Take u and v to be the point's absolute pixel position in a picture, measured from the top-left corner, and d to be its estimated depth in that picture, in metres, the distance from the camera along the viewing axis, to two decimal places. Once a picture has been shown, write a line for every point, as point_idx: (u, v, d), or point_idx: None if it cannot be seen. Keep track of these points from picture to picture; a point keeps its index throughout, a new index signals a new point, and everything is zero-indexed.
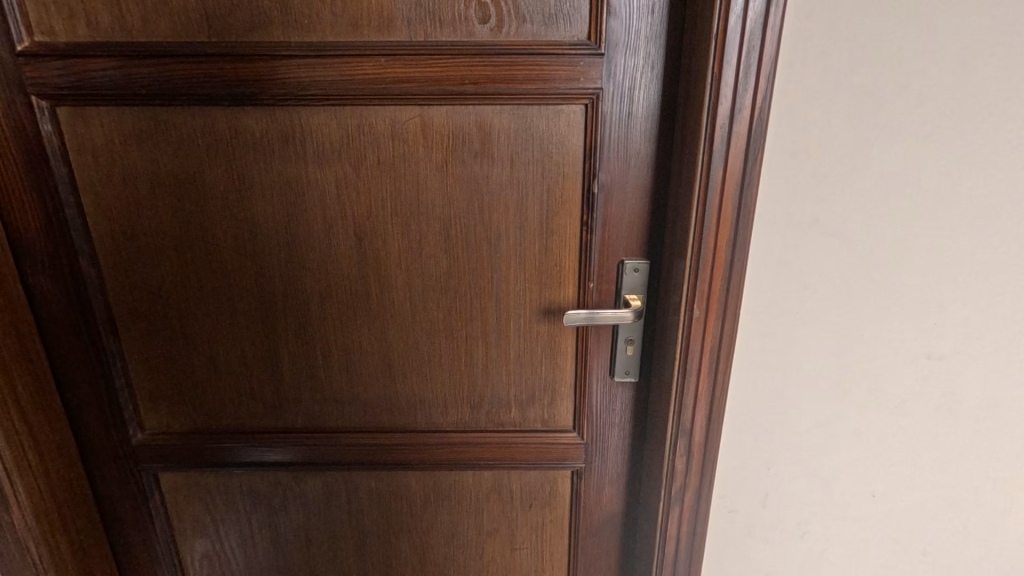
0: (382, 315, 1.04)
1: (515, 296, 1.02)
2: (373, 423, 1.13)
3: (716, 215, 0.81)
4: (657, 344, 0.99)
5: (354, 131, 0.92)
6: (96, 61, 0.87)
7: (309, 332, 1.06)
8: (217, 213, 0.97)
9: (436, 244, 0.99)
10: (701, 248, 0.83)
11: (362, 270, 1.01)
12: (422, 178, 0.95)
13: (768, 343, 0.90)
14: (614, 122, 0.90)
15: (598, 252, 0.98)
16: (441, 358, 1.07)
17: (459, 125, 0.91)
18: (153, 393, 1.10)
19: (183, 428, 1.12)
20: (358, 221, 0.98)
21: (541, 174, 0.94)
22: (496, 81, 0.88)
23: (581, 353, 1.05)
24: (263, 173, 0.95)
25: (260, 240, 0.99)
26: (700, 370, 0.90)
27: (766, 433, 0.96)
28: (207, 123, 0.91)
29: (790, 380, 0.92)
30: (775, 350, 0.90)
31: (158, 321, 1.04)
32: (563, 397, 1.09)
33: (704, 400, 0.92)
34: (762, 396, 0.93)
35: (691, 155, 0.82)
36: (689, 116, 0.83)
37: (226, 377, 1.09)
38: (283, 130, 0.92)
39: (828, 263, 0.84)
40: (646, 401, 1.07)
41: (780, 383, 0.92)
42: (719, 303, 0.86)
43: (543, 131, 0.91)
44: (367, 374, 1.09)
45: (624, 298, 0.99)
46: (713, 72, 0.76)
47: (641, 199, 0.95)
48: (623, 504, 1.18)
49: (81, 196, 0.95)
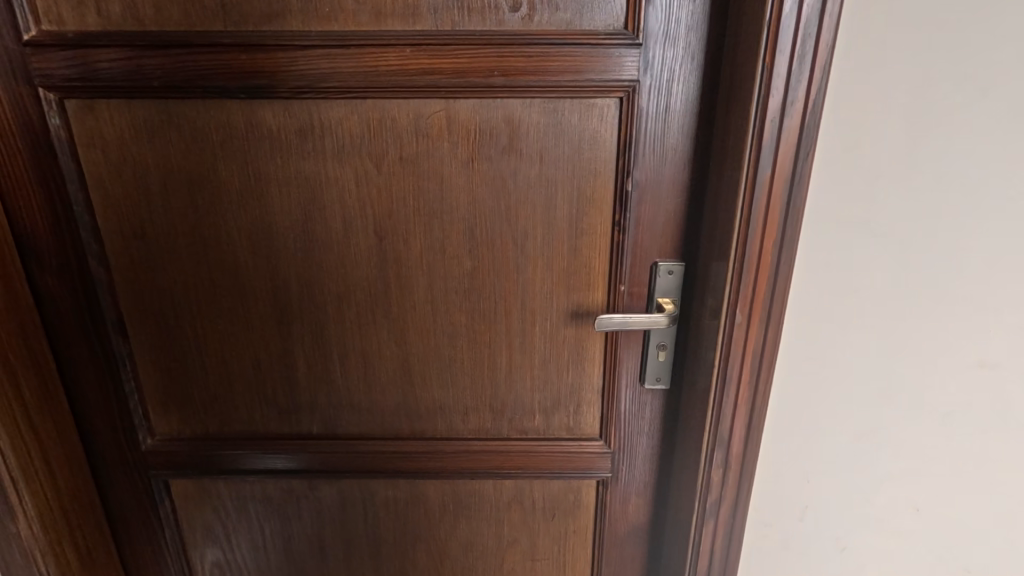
0: (402, 317, 1.00)
1: (541, 299, 0.98)
2: (391, 430, 1.09)
3: (762, 215, 0.77)
4: (691, 350, 0.94)
5: (376, 125, 0.88)
6: (106, 51, 0.83)
7: (326, 336, 1.01)
8: (232, 212, 0.93)
9: (460, 244, 0.94)
10: (746, 250, 0.79)
11: (382, 271, 0.97)
12: (446, 176, 0.90)
13: (810, 350, 0.85)
14: (650, 116, 0.86)
15: (630, 253, 0.93)
16: (463, 364, 1.03)
17: (487, 119, 0.87)
18: (163, 398, 1.06)
19: (194, 434, 1.09)
20: (378, 220, 0.93)
21: (572, 171, 0.89)
22: (527, 73, 0.84)
23: (609, 358, 1.00)
24: (280, 169, 0.90)
25: (277, 240, 0.95)
26: (740, 379, 0.85)
27: (808, 446, 0.91)
28: (222, 116, 0.87)
29: (833, 391, 0.87)
30: (817, 359, 0.85)
31: (169, 323, 1.00)
32: (590, 404, 1.05)
33: (743, 409, 0.87)
34: (804, 407, 0.88)
35: (735, 151, 0.77)
36: (733, 109, 0.78)
37: (240, 382, 1.05)
38: (302, 124, 0.88)
39: (880, 266, 0.79)
40: (677, 408, 1.03)
41: (823, 394, 0.87)
42: (763, 308, 0.81)
43: (574, 125, 0.87)
44: (385, 380, 1.05)
45: (657, 302, 0.95)
46: (765, 62, 0.71)
47: (677, 197, 0.90)
48: (649, 514, 1.14)
49: (90, 193, 0.91)
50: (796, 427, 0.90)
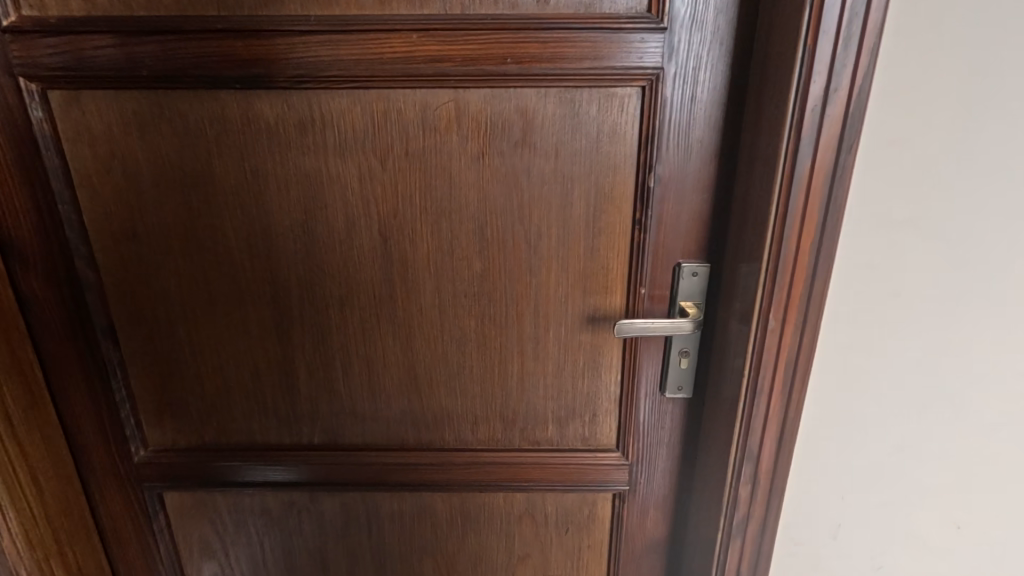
0: (409, 322, 0.94)
1: (555, 303, 0.92)
2: (396, 441, 1.03)
3: (800, 214, 0.71)
4: (717, 358, 0.89)
5: (380, 118, 0.82)
6: (92, 38, 0.78)
7: (328, 342, 0.96)
8: (228, 211, 0.87)
9: (470, 244, 0.89)
10: (781, 251, 0.73)
11: (387, 273, 0.91)
12: (455, 172, 0.85)
13: (849, 360, 0.78)
14: (675, 107, 0.80)
15: (652, 255, 0.88)
16: (472, 371, 0.97)
17: (499, 110, 0.81)
18: (157, 407, 1.00)
19: (190, 445, 1.03)
20: (383, 220, 0.88)
21: (591, 167, 0.83)
22: (542, 60, 0.78)
23: (628, 366, 0.94)
24: (279, 165, 0.85)
25: (275, 240, 0.89)
26: (772, 389, 0.80)
27: (844, 463, 0.84)
28: (216, 109, 0.82)
29: (873, 403, 0.80)
30: (857, 369, 0.78)
31: (163, 329, 0.95)
32: (606, 414, 0.99)
33: (774, 421, 0.81)
34: (841, 421, 0.82)
35: (771, 145, 0.71)
36: (768, 99, 0.72)
37: (238, 390, 0.99)
38: (302, 117, 0.82)
39: (929, 269, 0.72)
40: (699, 418, 0.97)
41: (861, 407, 0.80)
42: (798, 313, 0.75)
43: (593, 117, 0.81)
44: (391, 388, 0.99)
45: (680, 306, 0.89)
46: (806, 45, 0.65)
47: (703, 194, 0.84)
48: (668, 528, 1.08)
49: (77, 190, 0.86)
50: (831, 442, 0.83)
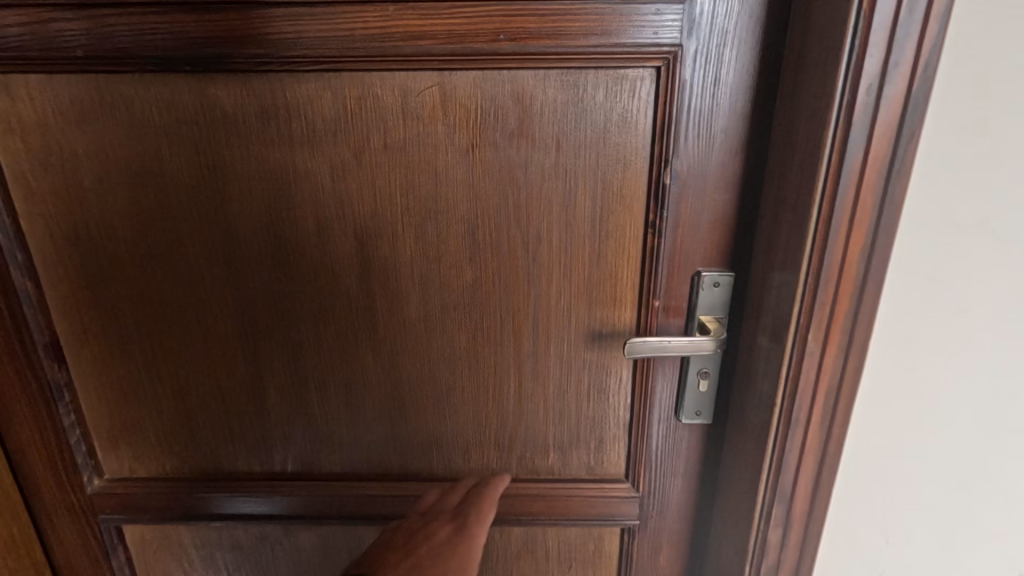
0: (391, 338, 0.83)
1: (557, 316, 0.81)
2: (379, 470, 0.92)
3: (849, 215, 0.59)
4: (743, 380, 0.77)
5: (354, 106, 0.71)
6: (21, 15, 0.67)
7: (301, 360, 0.85)
8: (185, 214, 0.77)
9: (459, 250, 0.78)
10: (823, 259, 0.62)
11: (365, 283, 0.80)
12: (442, 167, 0.74)
13: (905, 394, 0.64)
14: (696, 92, 0.69)
15: (667, 262, 0.76)
16: (463, 392, 0.86)
17: (492, 96, 0.70)
18: (112, 432, 0.90)
19: (150, 473, 0.93)
20: (360, 222, 0.77)
21: (597, 161, 0.72)
22: (540, 37, 0.67)
23: (639, 387, 0.83)
24: (240, 160, 0.74)
25: (239, 246, 0.79)
26: (810, 420, 0.68)
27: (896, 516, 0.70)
28: (167, 96, 0.71)
29: (933, 445, 0.66)
30: (916, 406, 0.65)
31: (115, 345, 0.85)
32: (614, 440, 0.88)
33: (812, 456, 0.70)
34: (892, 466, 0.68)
35: (812, 133, 0.60)
36: (808, 80, 0.61)
37: (202, 414, 0.89)
38: (265, 105, 0.71)
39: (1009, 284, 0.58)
40: (720, 446, 0.86)
41: (919, 451, 0.67)
42: (842, 333, 0.64)
43: (599, 104, 0.70)
44: (372, 411, 0.88)
45: (699, 321, 0.78)
46: (861, 10, 0.54)
47: (728, 193, 0.73)
48: (684, 566, 0.97)
49: (12, 190, 0.76)
50: (878, 490, 0.69)
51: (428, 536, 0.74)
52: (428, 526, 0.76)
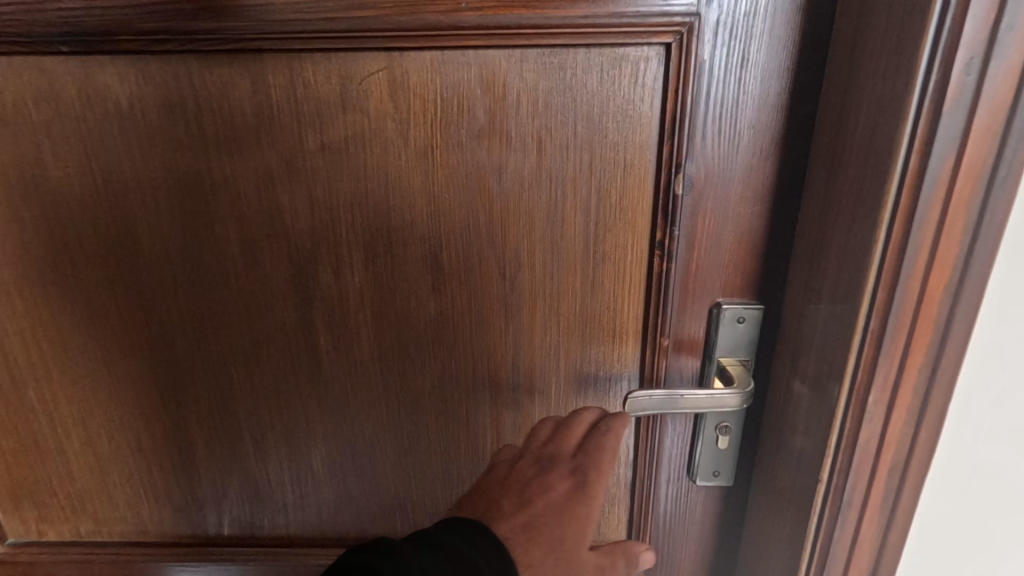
0: (340, 381, 0.69)
1: (543, 354, 0.66)
2: (332, 534, 0.77)
3: (931, 244, 0.43)
4: (772, 438, 0.62)
5: (281, 97, 0.56)
6: None
7: (234, 406, 0.70)
8: (80, 229, 0.62)
9: (420, 276, 0.63)
10: (894, 301, 0.45)
11: (305, 315, 0.65)
12: (395, 174, 0.59)
13: (994, 475, 0.49)
14: (717, 78, 0.53)
15: (678, 292, 0.61)
16: (431, 442, 0.72)
17: (454, 84, 0.55)
18: (13, 489, 0.76)
19: (60, 537, 0.78)
20: (294, 243, 0.62)
21: (589, 164, 0.57)
22: (514, 6, 0.52)
23: (643, 442, 0.68)
24: (141, 166, 0.59)
25: (149, 271, 0.64)
26: (865, 507, 0.52)
27: None
28: (46, 86, 0.56)
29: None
30: (1006, 489, 0.49)
31: (8, 389, 0.70)
32: (612, 501, 0.73)
33: (865, 548, 0.54)
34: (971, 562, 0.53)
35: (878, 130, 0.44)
36: (870, 58, 0.45)
37: (117, 469, 0.74)
38: (168, 95, 0.56)
39: None
40: (742, 512, 0.71)
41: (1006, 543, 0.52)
42: (914, 398, 0.48)
43: (592, 92, 0.55)
44: (322, 465, 0.74)
45: (719, 364, 0.62)
46: None
47: (754, 207, 0.57)
48: None
49: None
50: None
51: (545, 488, 0.52)
52: (543, 474, 0.54)
